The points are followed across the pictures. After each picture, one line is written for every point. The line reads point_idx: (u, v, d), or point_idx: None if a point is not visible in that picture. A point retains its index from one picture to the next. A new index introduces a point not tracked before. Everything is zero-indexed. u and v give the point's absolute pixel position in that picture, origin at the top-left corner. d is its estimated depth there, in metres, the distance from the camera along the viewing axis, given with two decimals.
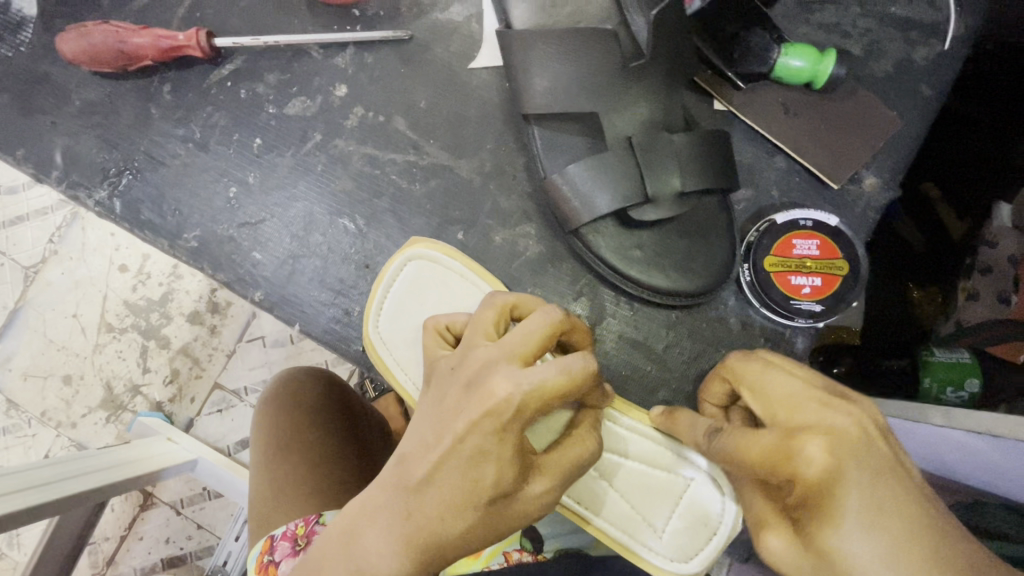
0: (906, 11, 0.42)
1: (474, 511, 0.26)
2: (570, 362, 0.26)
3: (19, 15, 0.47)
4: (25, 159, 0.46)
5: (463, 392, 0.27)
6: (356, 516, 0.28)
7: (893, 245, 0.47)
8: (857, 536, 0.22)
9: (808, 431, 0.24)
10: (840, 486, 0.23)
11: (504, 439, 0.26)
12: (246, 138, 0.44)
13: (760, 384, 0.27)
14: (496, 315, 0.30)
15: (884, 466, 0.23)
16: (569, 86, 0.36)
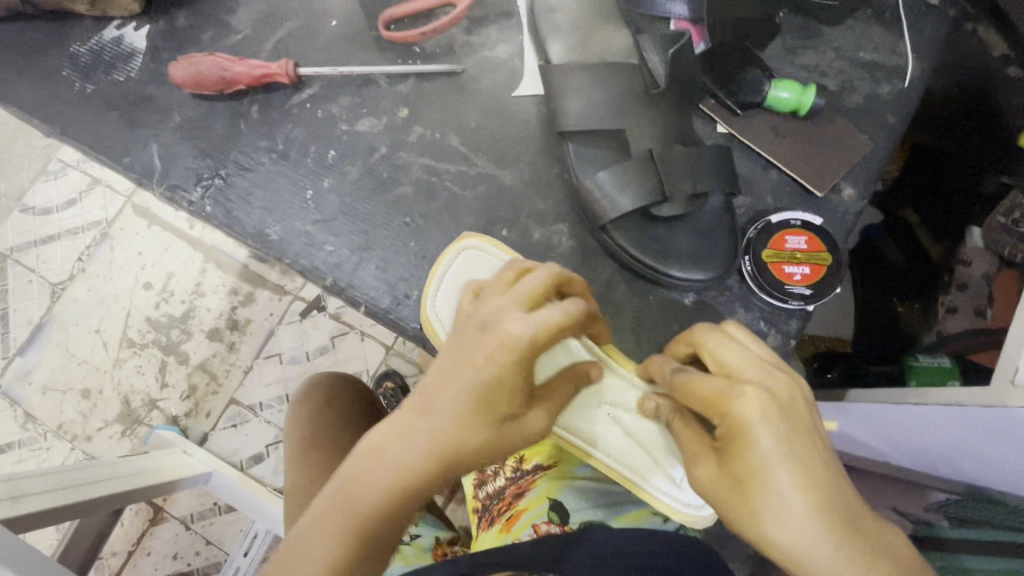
0: (872, 56, 0.51)
1: (488, 429, 0.31)
2: (564, 305, 0.32)
3: (131, 47, 0.56)
4: (129, 166, 0.54)
5: (478, 332, 0.32)
6: (380, 439, 0.31)
7: (880, 264, 0.59)
8: (790, 478, 0.27)
9: (749, 383, 0.28)
10: (765, 429, 0.27)
11: (516, 364, 0.31)
12: (323, 150, 0.52)
13: (720, 349, 0.31)
14: (511, 275, 0.36)
15: (805, 424, 0.28)
16: (597, 109, 0.45)
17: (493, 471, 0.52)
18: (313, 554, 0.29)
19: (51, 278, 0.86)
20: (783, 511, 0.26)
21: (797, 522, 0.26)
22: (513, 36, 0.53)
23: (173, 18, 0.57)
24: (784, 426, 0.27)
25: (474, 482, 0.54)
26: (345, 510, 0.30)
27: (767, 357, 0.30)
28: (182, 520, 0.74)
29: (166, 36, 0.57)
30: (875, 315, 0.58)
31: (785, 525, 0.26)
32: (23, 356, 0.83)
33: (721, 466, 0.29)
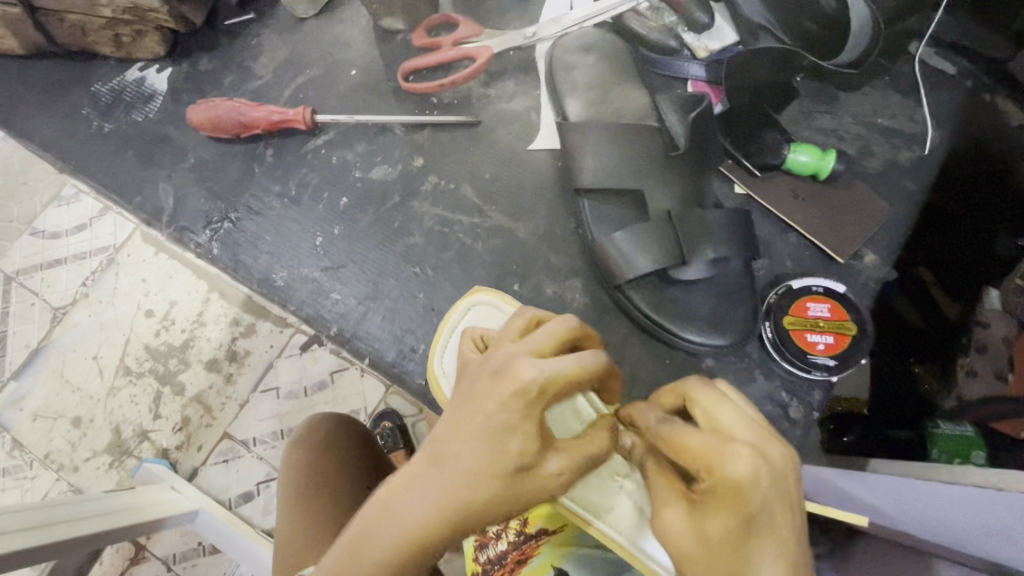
0: (890, 122, 0.51)
1: (497, 483, 0.28)
2: (582, 357, 0.30)
3: (152, 89, 0.57)
4: (139, 206, 0.53)
5: (490, 380, 0.30)
6: (389, 491, 0.30)
7: (893, 321, 0.48)
8: (769, 556, 0.23)
9: (740, 441, 0.25)
10: (751, 494, 0.24)
11: (527, 416, 0.29)
12: (335, 196, 0.52)
13: (711, 401, 0.27)
14: (525, 323, 0.35)
15: (790, 493, 0.25)
16: (616, 167, 0.44)
17: (496, 533, 0.48)
18: None
19: (54, 302, 0.79)
20: None
21: None
22: (530, 91, 0.53)
23: (195, 62, 0.58)
24: (770, 490, 0.24)
25: (474, 545, 0.48)
26: (349, 563, 0.29)
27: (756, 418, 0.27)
28: (163, 560, 0.70)
29: (187, 80, 0.57)
30: (892, 379, 0.47)
31: None
32: (17, 380, 0.76)
33: (697, 534, 0.25)
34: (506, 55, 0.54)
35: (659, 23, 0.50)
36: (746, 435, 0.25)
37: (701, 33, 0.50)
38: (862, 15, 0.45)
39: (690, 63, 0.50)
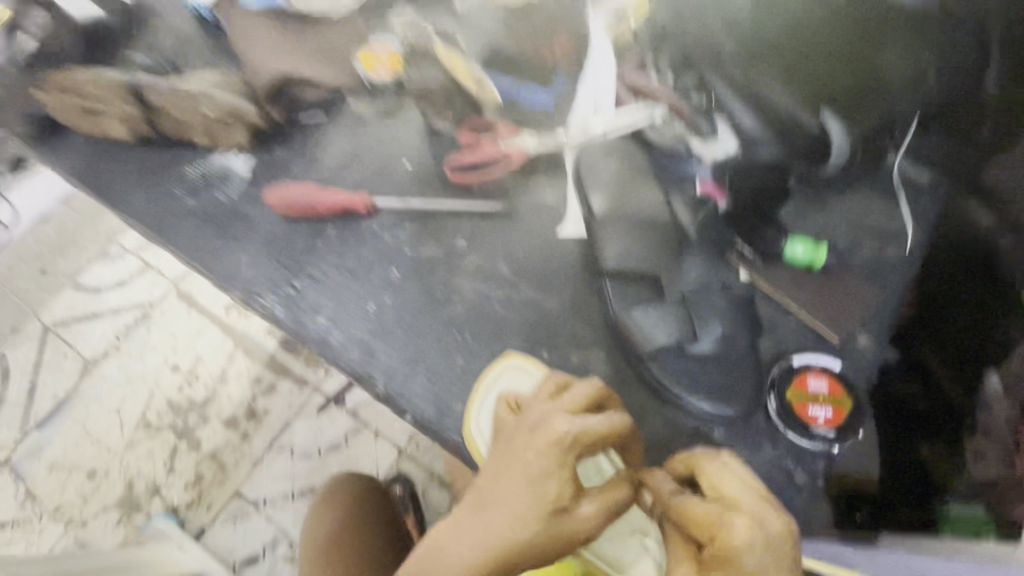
0: (877, 219, 0.57)
1: (538, 522, 0.34)
2: (611, 417, 0.37)
3: (234, 173, 0.67)
4: (216, 271, 0.61)
5: (529, 434, 0.37)
6: (444, 531, 0.36)
7: (893, 398, 0.50)
8: None
9: (738, 512, 0.33)
10: (745, 556, 0.32)
11: (560, 465, 0.35)
12: (387, 269, 0.59)
13: (715, 476, 0.37)
14: (554, 386, 0.41)
15: (784, 552, 0.32)
16: (635, 255, 0.52)
17: None
18: None
19: None
20: None
21: None
22: (559, 185, 0.62)
23: (272, 151, 0.68)
24: (762, 555, 0.31)
25: None
26: None
27: (756, 489, 0.35)
28: None
29: (265, 166, 0.67)
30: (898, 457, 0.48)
31: None
32: None
33: None
34: (539, 154, 0.63)
35: (669, 132, 0.60)
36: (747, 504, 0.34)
37: (706, 141, 0.59)
38: (840, 134, 0.53)
39: (697, 167, 0.58)
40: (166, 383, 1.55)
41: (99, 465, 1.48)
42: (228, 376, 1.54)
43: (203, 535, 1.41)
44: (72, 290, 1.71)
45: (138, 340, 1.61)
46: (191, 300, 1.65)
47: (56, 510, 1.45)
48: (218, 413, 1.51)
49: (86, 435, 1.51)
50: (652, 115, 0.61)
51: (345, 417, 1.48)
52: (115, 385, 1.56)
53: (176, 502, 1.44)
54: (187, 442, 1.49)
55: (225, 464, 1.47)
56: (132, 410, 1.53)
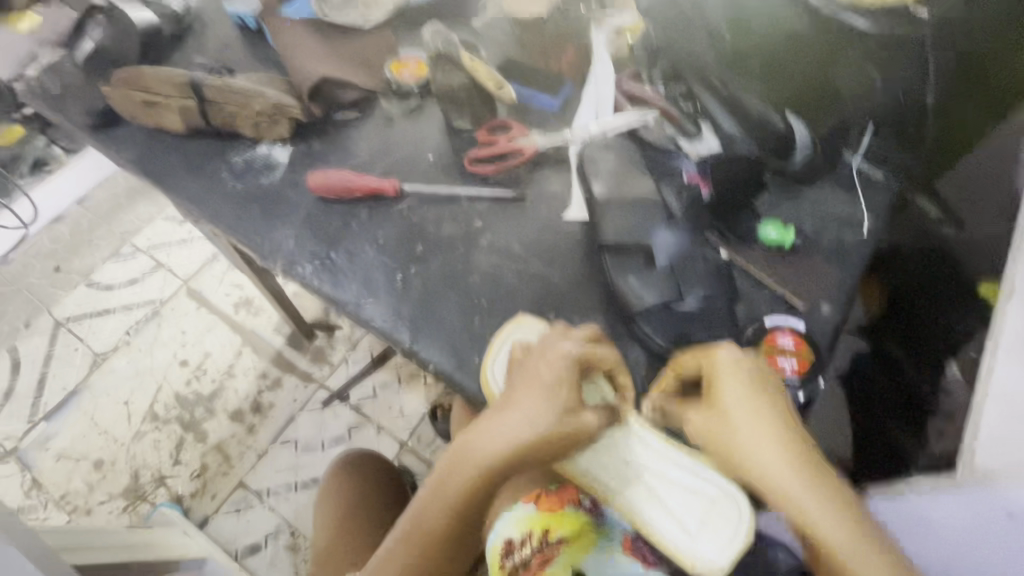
0: (838, 211, 0.66)
1: (551, 418, 0.46)
2: (605, 350, 0.51)
3: (276, 161, 0.75)
4: (259, 244, 0.69)
5: (542, 356, 0.50)
6: (476, 427, 0.48)
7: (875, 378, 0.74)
8: (749, 413, 0.46)
9: (720, 359, 0.48)
10: (731, 385, 0.47)
11: (570, 374, 0.48)
12: (414, 245, 0.67)
13: (701, 354, 0.50)
14: (562, 329, 0.53)
15: (761, 384, 0.47)
16: (628, 232, 0.60)
17: (521, 541, 0.64)
18: (442, 490, 0.48)
19: None
20: (746, 430, 0.46)
21: (748, 437, 0.45)
22: (565, 177, 0.71)
23: (310, 144, 0.76)
24: (740, 386, 0.47)
25: (500, 553, 0.64)
26: (453, 469, 0.47)
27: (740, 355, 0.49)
28: None
29: (304, 156, 0.75)
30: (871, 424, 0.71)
31: (748, 440, 0.45)
32: None
33: (711, 419, 0.48)
34: (547, 150, 0.72)
35: (660, 133, 0.69)
36: (726, 361, 0.48)
37: (692, 142, 0.68)
38: (803, 136, 0.64)
39: (684, 161, 0.66)
40: (175, 378, 1.60)
41: (106, 455, 1.51)
42: (236, 371, 1.59)
43: (206, 524, 1.43)
44: (86, 288, 1.76)
45: (149, 336, 1.66)
46: (202, 298, 1.71)
47: (61, 499, 1.47)
48: (226, 406, 1.55)
49: (94, 426, 1.54)
50: (645, 118, 0.70)
51: (349, 412, 1.52)
52: (125, 379, 1.60)
53: (181, 492, 1.46)
54: (193, 434, 1.52)
55: (230, 456, 1.49)
56: (140, 402, 1.57)
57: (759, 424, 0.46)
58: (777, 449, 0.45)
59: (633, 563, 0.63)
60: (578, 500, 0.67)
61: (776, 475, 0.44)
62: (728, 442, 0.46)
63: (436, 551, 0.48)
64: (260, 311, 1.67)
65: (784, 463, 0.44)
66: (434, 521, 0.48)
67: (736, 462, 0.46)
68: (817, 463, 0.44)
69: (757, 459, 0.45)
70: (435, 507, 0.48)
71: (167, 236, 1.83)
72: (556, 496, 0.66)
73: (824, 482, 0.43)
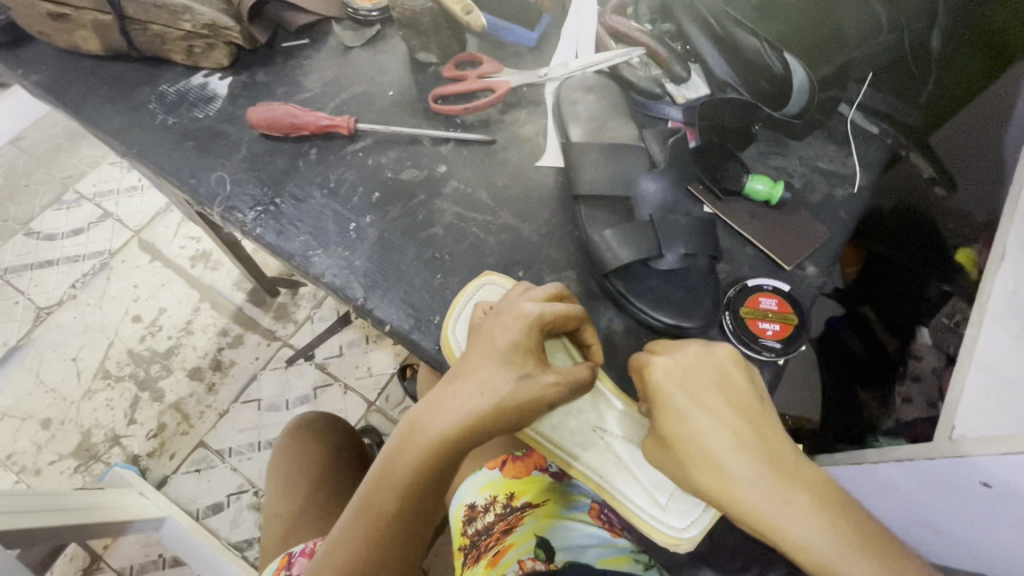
0: (828, 166, 0.62)
1: (511, 383, 0.43)
2: (571, 305, 0.46)
3: (214, 92, 0.66)
4: (194, 185, 0.61)
5: (495, 318, 0.46)
6: (428, 399, 0.44)
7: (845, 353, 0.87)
8: (699, 426, 0.41)
9: (653, 367, 0.45)
10: (670, 398, 0.43)
11: (527, 337, 0.44)
12: (369, 191, 0.60)
13: (640, 362, 0.46)
14: (523, 286, 0.49)
15: (706, 388, 0.43)
16: (607, 179, 0.54)
17: (484, 508, 0.63)
18: (393, 467, 0.43)
19: None
20: (698, 447, 0.41)
21: (701, 456, 0.41)
22: (539, 121, 0.64)
23: (254, 75, 0.67)
24: (679, 397, 0.43)
25: (463, 518, 0.64)
26: (408, 444, 0.43)
27: (682, 358, 0.44)
28: None
29: (246, 88, 0.66)
30: None
31: (705, 464, 0.40)
32: None
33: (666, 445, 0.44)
34: (520, 90, 0.66)
35: (646, 74, 0.63)
36: (658, 370, 0.44)
37: (679, 85, 0.63)
38: (802, 80, 0.57)
39: (669, 106, 0.61)
40: (127, 335, 1.51)
41: (55, 414, 1.43)
42: (194, 328, 1.51)
43: (166, 484, 1.38)
44: (25, 237, 1.63)
45: (97, 289, 1.56)
46: (154, 251, 1.60)
47: (7, 459, 1.39)
48: (183, 364, 1.48)
49: (40, 384, 1.46)
50: (630, 56, 0.62)
51: (315, 371, 1.47)
52: (72, 334, 1.51)
53: (137, 452, 1.40)
54: (149, 393, 1.45)
55: (189, 416, 1.43)
56: (90, 359, 1.48)
57: (712, 438, 0.40)
58: (735, 463, 0.39)
59: (599, 529, 0.61)
60: (544, 465, 0.66)
61: (741, 497, 0.38)
62: (684, 468, 0.42)
63: (387, 533, 0.43)
64: (219, 266, 1.58)
65: (736, 467, 0.39)
66: (382, 503, 0.43)
67: (699, 488, 0.41)
68: (778, 461, 0.39)
69: (719, 485, 0.39)
70: (387, 488, 0.43)
71: (114, 183, 1.70)
72: (521, 461, 0.65)
73: (795, 493, 0.37)
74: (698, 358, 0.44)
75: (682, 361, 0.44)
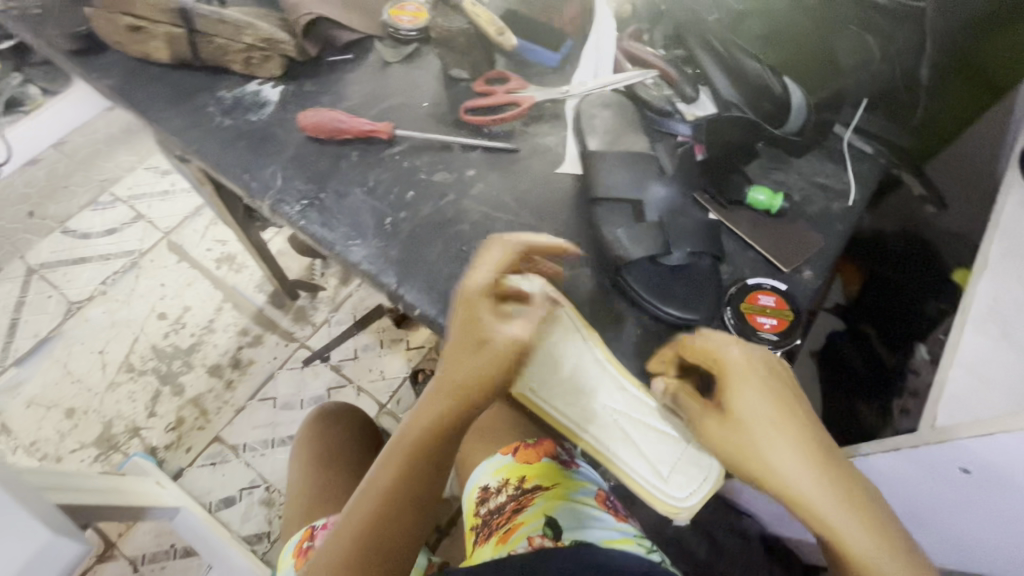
0: (826, 181, 0.67)
1: (469, 337, 0.48)
2: (500, 256, 0.50)
3: (266, 98, 0.73)
4: (246, 180, 0.67)
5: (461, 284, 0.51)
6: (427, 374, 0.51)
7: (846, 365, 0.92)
8: (761, 411, 0.47)
9: (725, 352, 0.49)
10: (739, 382, 0.48)
11: (473, 291, 0.49)
12: (404, 190, 0.67)
13: (705, 344, 0.50)
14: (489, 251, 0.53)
15: (768, 379, 0.49)
16: (621, 183, 0.60)
17: (497, 490, 0.69)
18: (408, 436, 0.50)
19: None
20: (760, 428, 0.47)
21: (761, 436, 0.46)
22: (559, 133, 0.71)
23: (302, 84, 0.75)
24: (748, 383, 0.48)
25: (477, 499, 0.70)
26: (416, 414, 0.50)
27: (747, 349, 0.50)
28: None
29: (295, 96, 0.73)
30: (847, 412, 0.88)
31: (764, 443, 0.46)
32: None
33: (724, 422, 0.48)
34: (543, 105, 0.72)
35: (658, 93, 0.68)
36: (733, 355, 0.49)
37: (689, 104, 0.69)
38: (799, 101, 0.64)
39: (679, 123, 0.66)
40: (153, 330, 1.57)
41: (79, 404, 1.48)
42: (216, 327, 1.57)
43: (181, 475, 1.42)
44: (62, 235, 1.71)
45: (126, 286, 1.63)
46: (183, 252, 1.68)
47: (30, 446, 1.43)
48: (204, 360, 1.53)
49: (67, 375, 1.51)
50: (645, 78, 0.69)
51: (330, 372, 1.52)
52: (101, 328, 1.57)
53: (155, 443, 1.44)
54: (170, 387, 1.50)
55: (207, 410, 1.48)
56: (116, 352, 1.54)
57: (773, 423, 0.47)
58: (791, 447, 0.46)
59: (606, 513, 0.65)
60: (554, 453, 0.71)
61: (802, 491, 0.44)
62: (740, 443, 0.47)
63: (401, 490, 0.50)
64: (243, 268, 1.65)
65: (794, 450, 0.45)
66: (400, 463, 0.50)
67: (750, 463, 0.46)
68: (822, 448, 0.46)
69: (785, 477, 0.45)
70: (400, 453, 0.50)
71: (149, 187, 1.79)
72: (532, 448, 0.72)
73: (833, 475, 0.45)
74: (757, 352, 0.50)
75: (747, 352, 0.50)
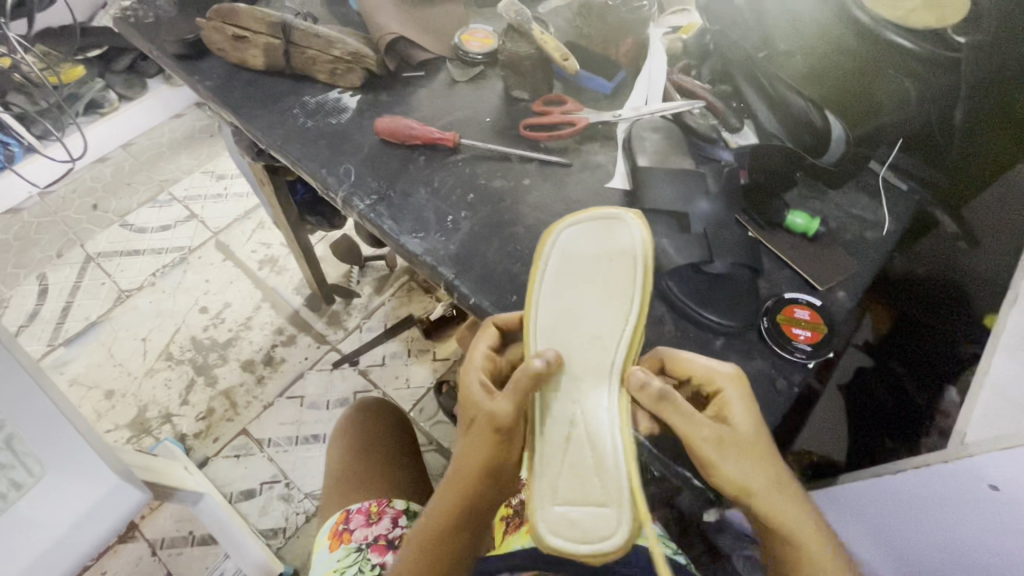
0: None
1: (471, 407, 0.55)
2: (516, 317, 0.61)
3: (345, 105, 0.81)
4: (323, 175, 0.74)
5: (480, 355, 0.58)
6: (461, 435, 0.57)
7: None
8: (755, 427, 0.50)
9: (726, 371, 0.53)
10: (736, 396, 0.52)
11: (475, 367, 0.57)
12: (465, 193, 0.73)
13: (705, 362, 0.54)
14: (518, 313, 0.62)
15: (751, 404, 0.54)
16: (669, 196, 0.65)
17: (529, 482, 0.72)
18: (448, 493, 0.56)
19: None
20: (754, 440, 0.50)
21: (755, 448, 0.49)
22: (609, 153, 0.76)
23: (378, 95, 0.82)
24: (746, 400, 0.52)
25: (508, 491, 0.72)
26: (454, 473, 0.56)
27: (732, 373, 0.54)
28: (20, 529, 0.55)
29: (371, 105, 0.81)
30: None
31: (758, 454, 0.49)
32: None
33: (730, 429, 0.50)
34: (595, 126, 0.78)
35: (704, 121, 0.74)
36: (731, 374, 0.53)
37: (733, 133, 0.76)
38: (839, 133, 0.71)
39: (722, 150, 0.71)
40: (193, 323, 1.64)
41: (118, 386, 1.53)
42: (253, 324, 1.64)
43: (205, 465, 1.44)
44: (120, 227, 1.81)
45: (175, 280, 1.72)
46: (229, 251, 1.77)
47: None
48: (238, 355, 1.59)
49: (111, 358, 1.57)
50: (692, 107, 0.73)
51: (357, 376, 1.56)
52: (147, 317, 1.65)
53: (185, 431, 1.48)
54: (204, 377, 1.55)
55: (236, 403, 1.52)
56: (157, 341, 1.61)
57: (763, 439, 0.50)
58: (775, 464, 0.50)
59: None
60: None
61: (783, 513, 0.48)
62: (744, 454, 0.49)
63: (443, 538, 0.56)
64: (284, 271, 1.73)
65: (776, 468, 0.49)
66: (441, 515, 0.56)
67: (747, 471, 0.48)
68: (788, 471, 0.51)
69: (771, 489, 0.48)
70: (445, 499, 0.56)
71: (204, 189, 1.90)
72: None
73: (799, 495, 0.49)
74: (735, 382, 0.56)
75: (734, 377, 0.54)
